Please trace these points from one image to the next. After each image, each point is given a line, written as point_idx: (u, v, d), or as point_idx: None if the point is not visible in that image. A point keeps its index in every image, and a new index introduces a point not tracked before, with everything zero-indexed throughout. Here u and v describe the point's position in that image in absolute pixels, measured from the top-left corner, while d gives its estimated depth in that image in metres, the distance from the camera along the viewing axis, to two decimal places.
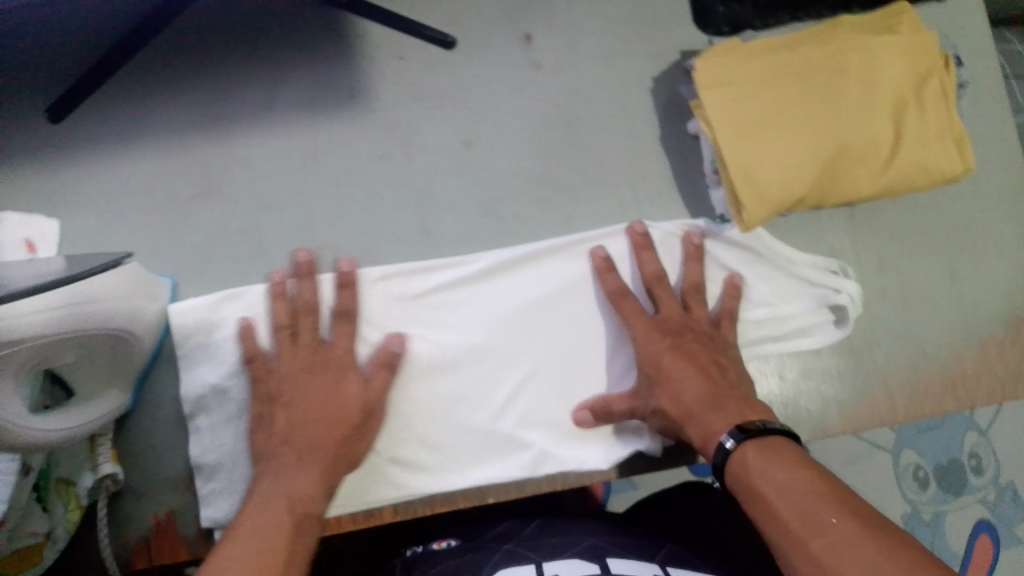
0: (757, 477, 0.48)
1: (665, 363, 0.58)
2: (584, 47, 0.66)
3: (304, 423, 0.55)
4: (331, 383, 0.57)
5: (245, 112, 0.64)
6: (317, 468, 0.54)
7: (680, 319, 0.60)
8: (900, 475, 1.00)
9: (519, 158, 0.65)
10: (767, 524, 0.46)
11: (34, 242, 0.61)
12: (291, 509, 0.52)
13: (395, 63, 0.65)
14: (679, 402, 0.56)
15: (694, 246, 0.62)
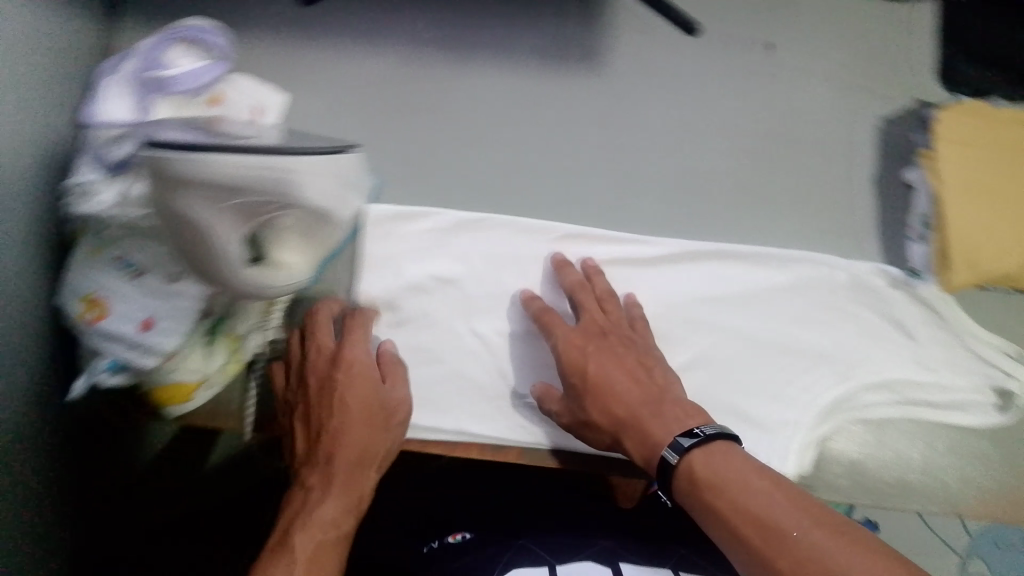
0: (710, 493, 0.46)
1: (590, 372, 0.55)
2: (827, 71, 0.66)
3: (344, 430, 0.55)
4: (350, 382, 0.56)
5: (487, 43, 0.66)
6: (339, 478, 0.54)
7: (602, 323, 0.59)
8: None
9: (734, 159, 0.65)
10: (731, 543, 0.44)
11: (260, 109, 0.63)
12: (323, 534, 0.52)
13: (638, 35, 0.66)
14: (609, 412, 0.54)
15: (591, 268, 0.62)
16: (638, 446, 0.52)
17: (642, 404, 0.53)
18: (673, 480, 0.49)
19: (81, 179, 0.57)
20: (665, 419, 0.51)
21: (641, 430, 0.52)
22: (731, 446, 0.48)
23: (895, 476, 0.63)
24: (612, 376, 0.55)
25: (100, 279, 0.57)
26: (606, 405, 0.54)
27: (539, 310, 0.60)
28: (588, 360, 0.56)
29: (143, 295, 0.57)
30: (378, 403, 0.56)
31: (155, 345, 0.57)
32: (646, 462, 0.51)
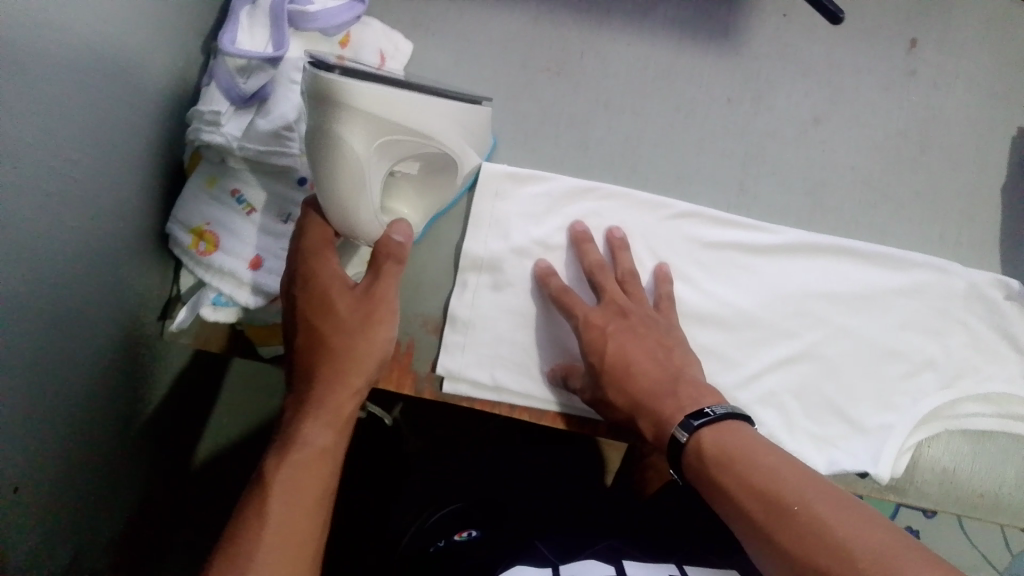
0: (717, 470, 0.44)
1: (609, 350, 0.54)
2: (966, 74, 0.65)
3: (319, 342, 0.50)
4: (323, 295, 0.51)
5: (623, 11, 0.65)
6: (314, 394, 0.49)
7: (622, 303, 0.57)
8: None
9: (859, 155, 0.65)
10: (734, 515, 0.42)
11: (385, 56, 0.63)
12: (299, 461, 0.47)
13: (779, 18, 0.65)
14: (630, 391, 0.53)
15: (617, 240, 0.60)
16: (650, 422, 0.51)
17: (652, 384, 0.52)
18: (683, 461, 0.47)
19: (211, 107, 0.57)
20: (676, 399, 0.50)
21: (651, 410, 0.51)
22: (742, 425, 0.47)
23: (985, 490, 0.61)
24: (634, 356, 0.54)
25: (214, 213, 0.57)
26: (623, 385, 0.53)
27: (555, 291, 0.58)
28: (609, 342, 0.55)
29: (255, 233, 0.58)
30: (346, 303, 0.51)
31: (261, 284, 0.57)
32: (658, 438, 0.50)
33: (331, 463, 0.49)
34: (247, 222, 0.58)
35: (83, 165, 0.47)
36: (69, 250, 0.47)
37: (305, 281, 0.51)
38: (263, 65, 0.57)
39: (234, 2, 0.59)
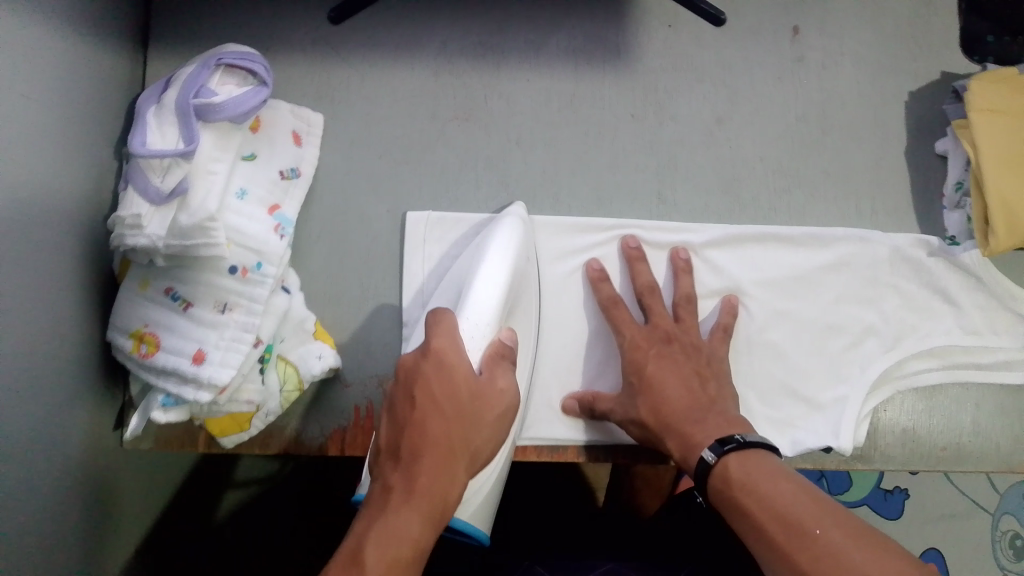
0: (738, 495, 0.45)
1: (649, 372, 0.56)
2: (850, 50, 0.69)
3: (427, 433, 0.47)
4: (441, 380, 0.48)
5: (519, 50, 0.69)
6: (432, 492, 0.45)
7: (670, 328, 0.59)
8: (996, 539, 0.95)
9: (766, 143, 0.67)
10: (750, 534, 0.43)
11: (299, 133, 0.66)
12: (395, 549, 0.42)
13: (665, 31, 0.68)
14: (658, 412, 0.54)
15: (682, 261, 0.63)
16: (679, 443, 0.52)
17: (683, 406, 0.53)
18: (706, 480, 0.48)
19: (132, 210, 0.56)
20: (708, 427, 0.51)
21: (680, 431, 0.52)
22: (771, 457, 0.47)
23: (945, 441, 0.64)
24: (668, 380, 0.55)
25: (152, 314, 0.59)
26: (655, 407, 0.54)
27: (605, 302, 0.61)
28: (644, 367, 0.56)
29: (194, 327, 0.58)
30: (465, 396, 0.48)
31: (207, 376, 0.57)
32: (684, 460, 0.51)
33: (421, 560, 0.43)
34: (185, 316, 0.58)
35: (20, 281, 0.49)
36: (16, 365, 0.49)
37: (425, 363, 0.49)
38: (177, 160, 0.57)
39: (141, 106, 0.60)
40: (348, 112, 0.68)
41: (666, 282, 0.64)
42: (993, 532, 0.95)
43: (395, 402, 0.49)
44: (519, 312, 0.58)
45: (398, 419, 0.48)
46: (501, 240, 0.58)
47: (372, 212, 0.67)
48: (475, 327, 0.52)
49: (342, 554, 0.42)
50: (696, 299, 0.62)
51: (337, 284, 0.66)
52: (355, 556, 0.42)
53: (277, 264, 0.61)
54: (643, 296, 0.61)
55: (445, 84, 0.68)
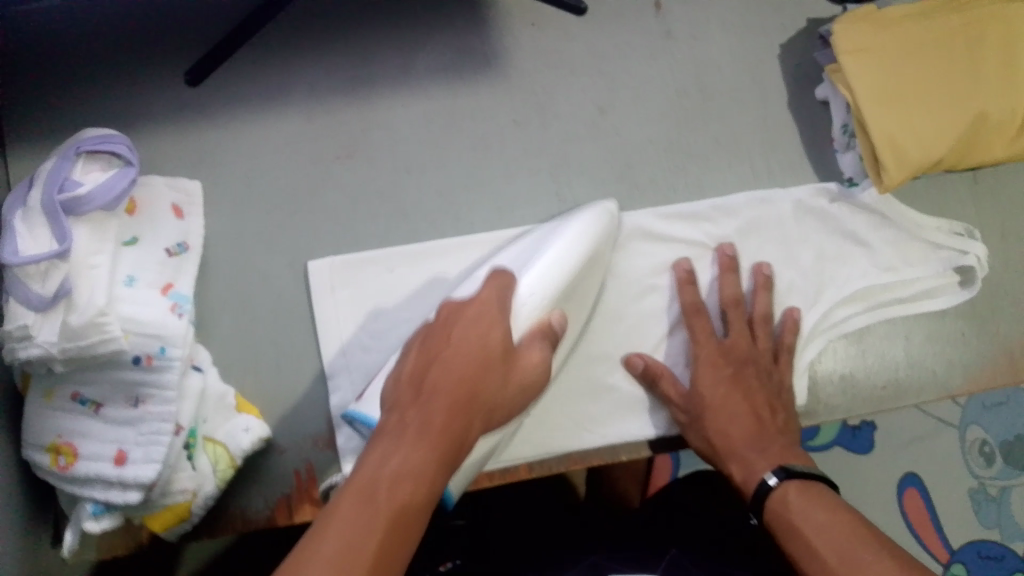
0: (793, 517, 0.50)
1: (722, 393, 0.59)
2: (715, 17, 0.68)
3: (453, 370, 0.47)
4: (473, 330, 0.51)
5: (390, 75, 0.66)
6: (454, 433, 0.44)
7: (746, 350, 0.61)
8: (966, 450, 0.97)
9: (651, 125, 0.67)
10: (803, 555, 0.48)
11: (181, 207, 0.63)
12: (410, 483, 0.41)
13: (530, 31, 0.67)
14: (724, 437, 0.57)
15: (764, 277, 0.63)
16: (740, 467, 0.56)
17: (750, 436, 0.57)
18: (764, 502, 0.53)
19: (17, 322, 0.53)
20: (772, 457, 0.55)
21: (742, 458, 0.56)
22: (825, 488, 0.52)
23: (884, 380, 0.64)
24: (736, 411, 0.58)
25: (63, 425, 0.56)
26: (725, 431, 0.57)
27: (688, 308, 0.61)
28: (716, 389, 0.59)
29: (110, 428, 0.57)
30: (497, 352, 0.49)
31: (132, 475, 0.55)
32: (745, 483, 0.55)
33: (433, 495, 0.42)
34: (98, 418, 0.57)
35: None
36: None
37: (465, 313, 0.52)
38: (54, 262, 0.54)
39: (6, 213, 0.56)
40: (229, 174, 0.65)
41: (713, 283, 0.64)
42: (961, 444, 0.96)
43: (420, 354, 0.50)
44: (578, 297, 0.58)
45: (423, 365, 0.49)
46: (583, 225, 0.59)
47: (272, 268, 0.64)
48: (527, 301, 0.54)
49: (354, 485, 0.41)
50: (771, 318, 0.63)
51: (253, 349, 0.64)
52: (371, 487, 0.41)
53: (182, 344, 0.58)
54: (727, 310, 0.62)
55: (323, 124, 0.66)
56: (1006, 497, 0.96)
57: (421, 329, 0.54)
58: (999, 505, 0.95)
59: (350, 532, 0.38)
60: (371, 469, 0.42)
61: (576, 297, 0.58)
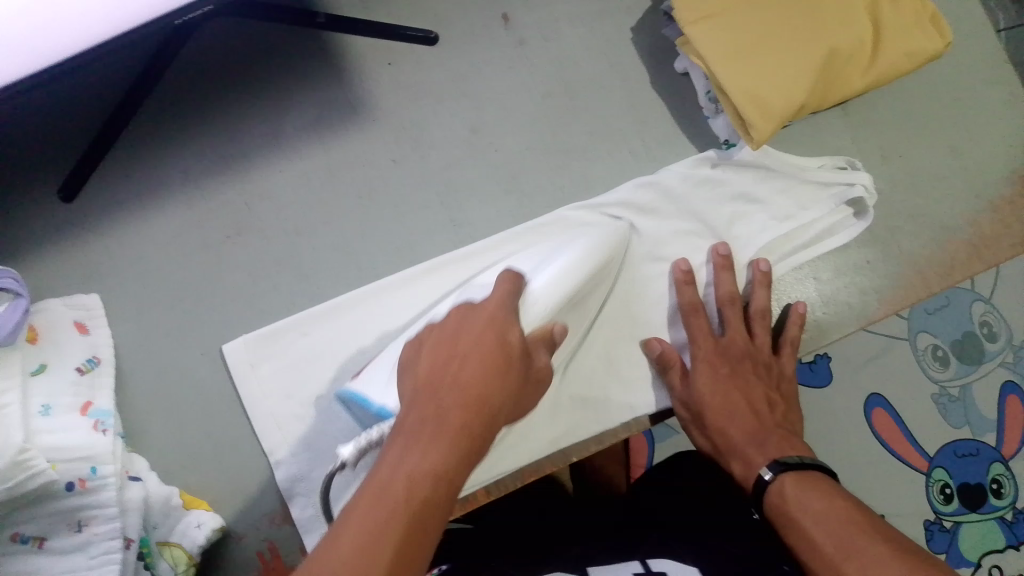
0: (794, 511, 0.50)
1: (723, 387, 0.60)
2: (562, 14, 0.69)
3: (473, 361, 0.44)
4: (482, 324, 0.47)
5: (258, 146, 0.66)
6: (476, 441, 0.40)
7: (746, 346, 0.62)
8: (920, 359, 0.96)
9: (525, 133, 0.67)
10: (805, 547, 0.48)
11: (83, 322, 0.62)
12: (430, 488, 0.37)
13: (387, 69, 0.67)
14: (723, 435, 0.58)
15: (763, 273, 0.64)
16: (739, 462, 0.57)
17: (748, 432, 0.57)
18: (763, 497, 0.53)
19: None
20: (768, 450, 0.55)
21: (742, 454, 0.57)
22: (825, 477, 0.52)
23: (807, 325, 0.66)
24: (737, 403, 0.59)
25: (10, 570, 0.54)
26: (723, 424, 0.58)
27: (688, 304, 0.62)
28: (713, 387, 0.60)
29: (61, 560, 0.55)
30: (514, 348, 0.46)
31: None
32: (745, 479, 0.56)
33: (451, 501, 0.38)
34: (45, 553, 0.55)
35: None
36: None
37: (476, 313, 0.48)
38: None
39: None
40: (123, 282, 0.64)
41: (710, 280, 0.65)
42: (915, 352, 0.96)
43: (434, 348, 0.47)
44: (578, 306, 0.57)
45: (443, 360, 0.45)
46: (586, 241, 0.59)
47: (186, 361, 0.64)
48: (538, 303, 0.52)
49: (369, 486, 0.37)
50: (769, 313, 0.64)
51: (185, 445, 0.63)
52: (386, 486, 0.36)
53: (113, 459, 0.58)
54: (726, 309, 0.63)
55: (204, 208, 0.65)
56: (968, 394, 0.96)
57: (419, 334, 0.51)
58: (965, 405, 0.95)
59: (350, 542, 0.34)
60: (378, 471, 0.37)
61: (577, 308, 0.58)
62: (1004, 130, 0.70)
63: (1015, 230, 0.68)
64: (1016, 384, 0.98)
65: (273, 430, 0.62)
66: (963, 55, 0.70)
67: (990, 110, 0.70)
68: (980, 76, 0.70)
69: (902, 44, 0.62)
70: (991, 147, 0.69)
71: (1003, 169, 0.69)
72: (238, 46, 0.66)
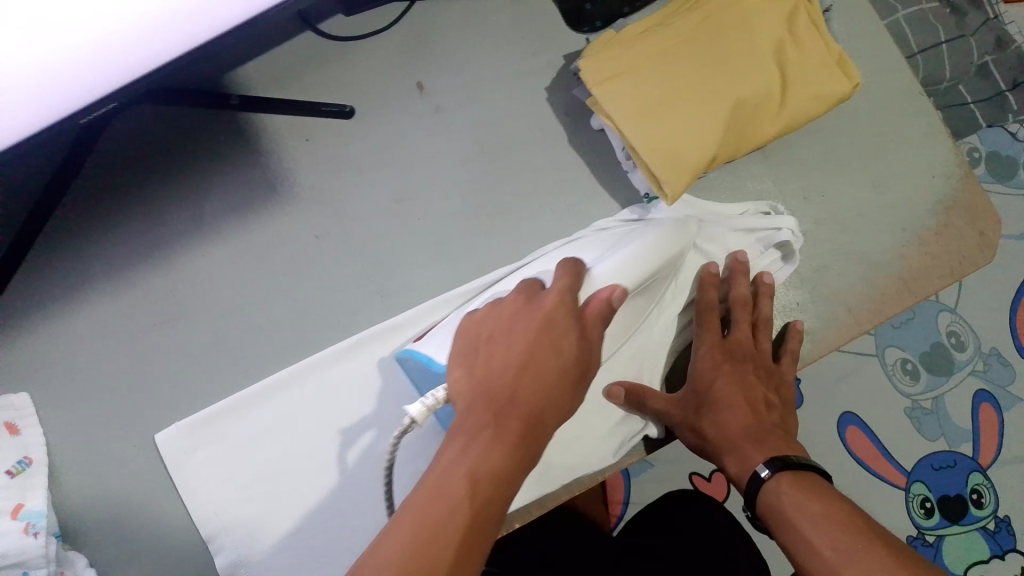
0: (775, 508, 0.55)
1: (722, 382, 0.62)
2: (477, 77, 0.68)
3: (527, 370, 0.50)
4: (546, 318, 0.53)
5: (181, 231, 0.65)
6: (530, 446, 0.47)
7: (751, 349, 0.64)
8: (891, 371, 1.21)
9: (448, 199, 0.67)
10: (786, 535, 0.54)
11: (14, 423, 0.61)
12: (486, 487, 0.43)
13: (306, 145, 0.66)
14: (721, 426, 0.60)
15: (768, 286, 0.66)
16: (734, 459, 0.59)
17: (745, 428, 0.60)
18: (761, 493, 0.56)
19: None
20: (765, 448, 0.58)
21: (738, 449, 0.59)
22: (817, 480, 0.56)
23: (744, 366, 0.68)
24: (736, 398, 0.61)
25: None
26: (719, 419, 0.60)
27: (704, 299, 0.64)
28: (715, 381, 0.62)
29: None
30: (574, 353, 0.52)
31: None
32: (738, 475, 0.58)
33: (506, 502, 0.44)
34: None
35: None
36: None
37: (530, 307, 0.54)
38: None
39: None
40: (50, 378, 0.63)
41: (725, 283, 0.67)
42: (886, 367, 1.21)
43: (485, 355, 0.52)
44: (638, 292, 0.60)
45: (495, 368, 0.50)
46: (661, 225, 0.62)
47: (121, 455, 0.63)
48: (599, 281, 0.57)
49: (430, 482, 0.43)
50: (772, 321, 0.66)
51: (123, 539, 0.62)
52: (448, 484, 0.42)
53: (46, 563, 0.57)
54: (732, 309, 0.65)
55: (131, 299, 0.64)
56: (940, 404, 1.21)
57: (484, 309, 0.56)
58: (937, 414, 1.20)
59: (410, 525, 0.41)
60: (431, 467, 0.44)
61: (639, 296, 0.61)
62: (926, 161, 0.70)
63: (942, 261, 0.69)
64: (989, 392, 1.22)
65: (211, 515, 0.62)
66: (880, 89, 0.70)
67: (910, 143, 0.70)
68: (896, 111, 0.70)
69: (811, 89, 0.63)
70: (914, 179, 0.70)
71: (927, 200, 0.69)
72: (154, 130, 0.65)
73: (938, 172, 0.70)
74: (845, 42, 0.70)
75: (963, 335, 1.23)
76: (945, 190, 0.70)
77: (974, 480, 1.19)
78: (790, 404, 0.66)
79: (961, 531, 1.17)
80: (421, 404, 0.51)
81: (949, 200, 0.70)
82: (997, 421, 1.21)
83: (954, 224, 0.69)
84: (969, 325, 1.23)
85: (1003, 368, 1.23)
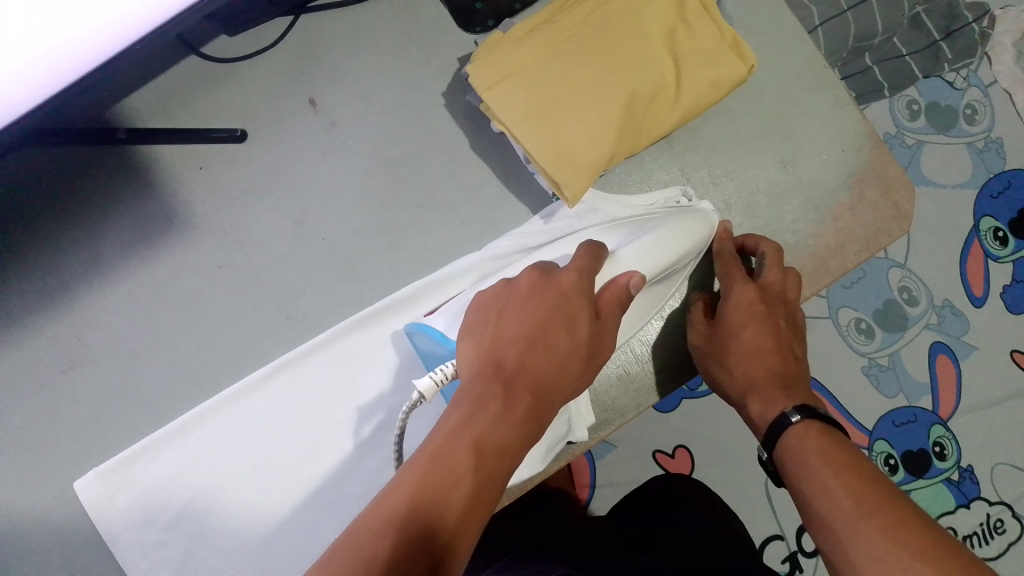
0: (794, 454, 0.57)
1: (751, 324, 0.64)
2: (371, 89, 0.67)
3: (548, 352, 0.51)
4: (563, 299, 0.54)
5: (79, 276, 0.63)
6: (536, 419, 0.49)
7: (781, 292, 0.65)
8: (846, 332, 1.20)
9: (351, 217, 0.66)
10: (802, 489, 0.56)
11: None
12: (490, 458, 0.44)
13: (200, 174, 0.64)
14: (747, 373, 0.64)
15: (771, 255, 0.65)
16: (761, 401, 0.63)
17: (771, 374, 0.63)
18: (783, 435, 0.59)
19: None
20: (792, 394, 0.62)
21: (762, 393, 0.63)
22: (839, 432, 0.59)
23: (658, 364, 0.69)
24: (761, 342, 0.64)
25: None
26: (747, 363, 0.64)
27: (728, 253, 0.66)
28: (744, 326, 0.64)
29: None
30: (585, 337, 0.53)
31: None
32: (763, 418, 0.62)
33: (513, 468, 0.46)
34: None
35: None
36: None
37: (546, 285, 0.54)
38: None
39: None
40: None
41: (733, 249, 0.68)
42: (840, 328, 1.20)
43: (498, 329, 0.53)
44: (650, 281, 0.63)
45: (503, 342, 0.52)
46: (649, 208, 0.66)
47: (37, 506, 0.62)
48: (610, 269, 0.59)
49: (435, 444, 0.44)
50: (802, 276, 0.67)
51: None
52: (452, 446, 0.44)
53: None
54: (761, 256, 0.65)
55: (30, 351, 0.62)
56: (897, 361, 1.20)
57: (498, 287, 0.57)
58: (896, 372, 1.20)
59: (411, 482, 0.42)
60: (433, 434, 0.45)
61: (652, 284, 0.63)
62: (836, 134, 0.69)
63: (859, 234, 0.68)
64: (945, 344, 1.21)
65: (141, 559, 0.62)
66: (782, 65, 0.69)
67: (818, 118, 0.69)
68: (802, 87, 0.69)
69: (706, 74, 0.61)
70: (825, 154, 0.69)
71: (840, 174, 0.69)
72: (40, 173, 0.61)
73: (850, 144, 0.69)
74: (743, 23, 0.69)
75: (915, 290, 1.21)
76: (857, 162, 0.69)
77: (935, 434, 1.19)
78: (806, 338, 0.70)
79: (925, 485, 1.18)
80: (429, 379, 0.54)
81: (863, 173, 0.69)
82: (954, 372, 1.21)
83: (868, 197, 0.69)
84: (921, 279, 1.21)
85: (958, 320, 1.21)
